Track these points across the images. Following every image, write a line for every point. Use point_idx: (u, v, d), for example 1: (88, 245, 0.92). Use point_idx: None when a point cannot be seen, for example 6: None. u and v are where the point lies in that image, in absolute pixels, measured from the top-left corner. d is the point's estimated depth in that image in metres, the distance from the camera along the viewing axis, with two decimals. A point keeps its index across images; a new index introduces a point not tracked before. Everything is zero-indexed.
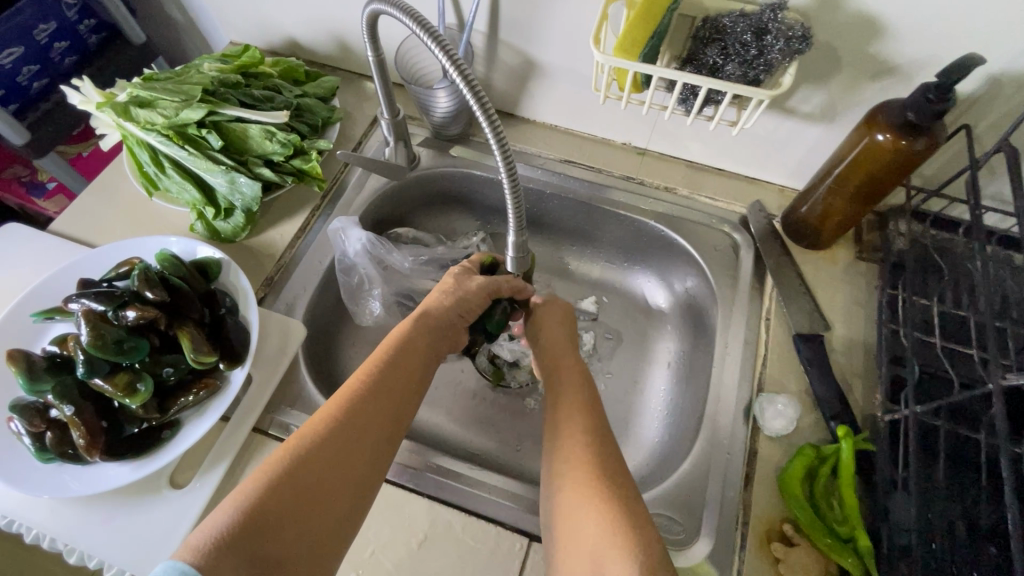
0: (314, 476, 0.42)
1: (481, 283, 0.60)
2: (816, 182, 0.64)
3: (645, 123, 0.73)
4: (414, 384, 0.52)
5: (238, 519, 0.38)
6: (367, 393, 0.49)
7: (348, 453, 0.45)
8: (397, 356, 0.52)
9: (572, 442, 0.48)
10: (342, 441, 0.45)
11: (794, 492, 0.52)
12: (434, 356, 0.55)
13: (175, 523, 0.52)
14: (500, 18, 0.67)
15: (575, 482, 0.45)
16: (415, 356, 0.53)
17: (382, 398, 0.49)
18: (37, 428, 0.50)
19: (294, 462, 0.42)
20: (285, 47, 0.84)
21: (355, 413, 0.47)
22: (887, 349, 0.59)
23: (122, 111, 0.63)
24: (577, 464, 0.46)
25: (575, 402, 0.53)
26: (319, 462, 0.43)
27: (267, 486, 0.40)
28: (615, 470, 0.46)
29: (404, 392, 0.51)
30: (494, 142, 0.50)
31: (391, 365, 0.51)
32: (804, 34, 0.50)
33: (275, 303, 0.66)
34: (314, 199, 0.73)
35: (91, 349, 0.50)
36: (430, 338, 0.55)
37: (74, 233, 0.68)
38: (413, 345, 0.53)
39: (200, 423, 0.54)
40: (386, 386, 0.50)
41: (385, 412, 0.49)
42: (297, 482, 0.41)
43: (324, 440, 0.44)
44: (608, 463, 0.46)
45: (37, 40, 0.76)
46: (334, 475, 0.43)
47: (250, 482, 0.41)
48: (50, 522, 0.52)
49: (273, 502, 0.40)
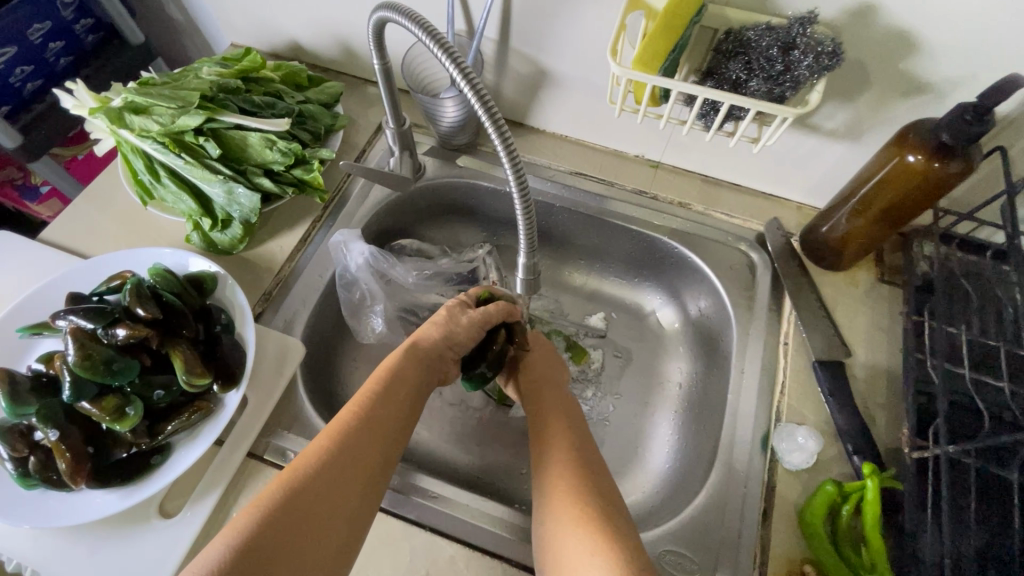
0: (309, 507, 0.40)
1: (471, 317, 0.57)
2: (839, 201, 0.62)
3: (661, 135, 0.70)
4: (406, 416, 0.50)
5: (230, 555, 0.36)
6: (360, 423, 0.47)
7: (343, 484, 0.43)
8: (389, 387, 0.50)
9: (562, 473, 0.47)
10: (338, 473, 0.43)
11: (816, 532, 0.50)
12: (425, 389, 0.54)
13: (164, 555, 0.49)
14: (512, 26, 0.64)
15: (568, 514, 0.44)
16: (407, 385, 0.52)
17: (376, 427, 0.47)
18: (19, 453, 0.47)
19: (289, 492, 0.40)
20: (287, 50, 0.81)
21: (351, 443, 0.45)
22: (913, 379, 0.56)
23: (116, 117, 0.60)
24: (571, 495, 0.45)
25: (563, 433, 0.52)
26: (314, 494, 0.41)
27: (261, 519, 0.38)
28: (612, 508, 0.45)
29: (397, 423, 0.49)
30: (503, 152, 0.47)
31: (385, 394, 0.49)
32: (835, 49, 0.47)
33: (273, 319, 0.63)
34: (316, 210, 0.70)
35: (78, 370, 0.47)
36: (421, 370, 0.54)
37: (64, 242, 0.66)
38: (403, 376, 0.52)
39: (192, 449, 0.51)
40: (379, 416, 0.48)
41: (379, 444, 0.47)
42: (291, 514, 0.39)
43: (320, 470, 0.42)
44: (604, 498, 0.46)
45: (31, 39, 0.74)
46: (328, 508, 0.41)
47: (242, 516, 0.38)
48: (31, 551, 0.49)
49: (265, 536, 0.38)
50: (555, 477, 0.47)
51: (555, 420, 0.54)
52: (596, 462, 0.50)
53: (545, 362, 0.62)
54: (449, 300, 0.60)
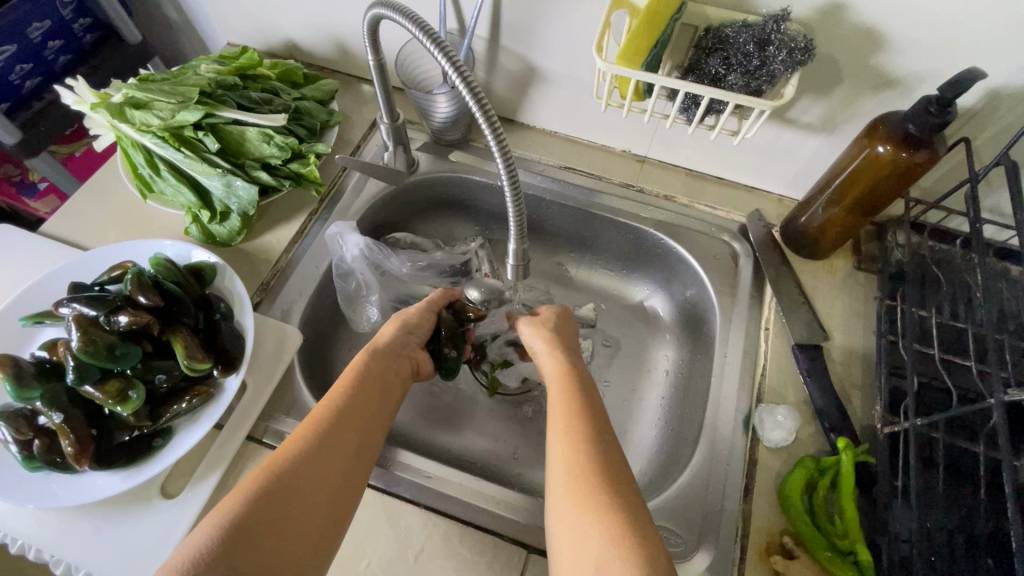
0: (292, 490, 0.42)
1: (418, 306, 0.64)
2: (817, 192, 0.64)
3: (646, 130, 0.73)
4: (383, 402, 0.52)
5: (220, 535, 0.38)
6: (339, 412, 0.49)
7: (325, 468, 0.44)
8: (362, 378, 0.53)
9: (565, 443, 0.46)
10: (321, 458, 0.45)
11: (794, 505, 0.52)
12: (398, 379, 0.56)
13: (165, 534, 0.51)
14: (502, 25, 0.67)
15: (570, 488, 0.43)
16: (380, 375, 0.54)
17: (353, 415, 0.49)
18: (24, 436, 0.49)
19: (271, 479, 0.42)
20: (283, 48, 0.83)
21: (330, 430, 0.47)
22: (887, 360, 0.59)
23: (117, 112, 0.61)
24: (573, 467, 0.44)
25: (565, 402, 0.51)
26: (297, 478, 0.43)
27: (246, 504, 0.40)
28: (618, 467, 0.45)
29: (375, 411, 0.51)
30: (494, 145, 0.48)
31: (358, 385, 0.52)
32: (806, 45, 0.50)
33: (271, 309, 0.65)
34: (312, 203, 0.72)
35: (82, 355, 0.49)
36: (389, 360, 0.56)
37: (65, 235, 0.67)
38: (373, 369, 0.54)
39: (193, 431, 0.53)
40: (357, 406, 0.50)
41: (359, 430, 0.49)
42: (275, 498, 0.41)
43: (300, 456, 0.44)
44: (610, 459, 0.45)
45: (31, 38, 0.75)
46: (313, 490, 0.43)
47: (228, 502, 0.40)
48: (36, 532, 0.51)
49: (250, 519, 0.39)
50: (557, 451, 0.46)
51: (557, 392, 0.53)
52: (604, 422, 0.49)
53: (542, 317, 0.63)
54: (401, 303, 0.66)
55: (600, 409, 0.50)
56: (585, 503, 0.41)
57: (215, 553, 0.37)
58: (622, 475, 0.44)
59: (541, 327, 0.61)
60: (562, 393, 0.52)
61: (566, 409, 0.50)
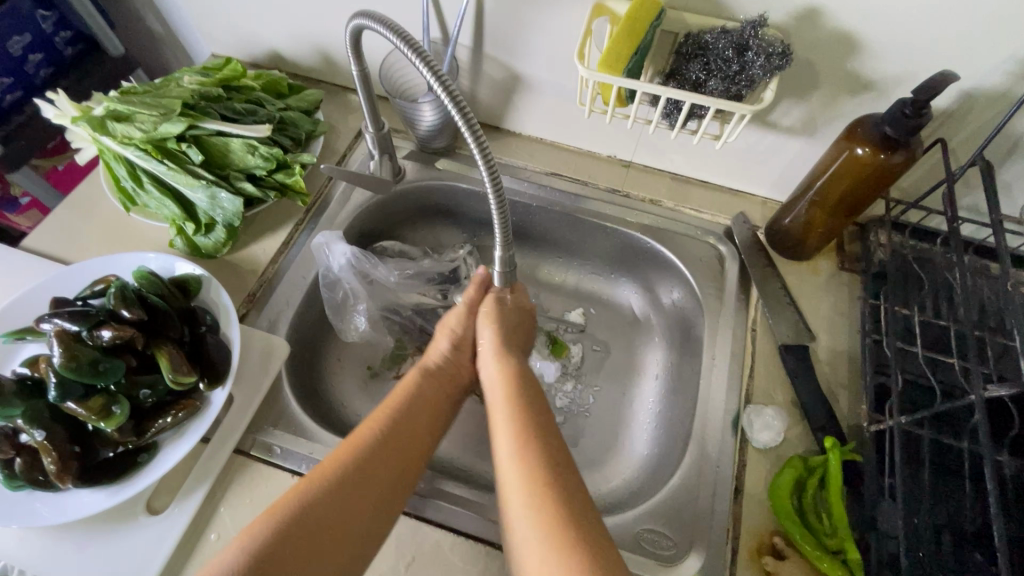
0: (318, 523, 0.42)
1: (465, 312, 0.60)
2: (799, 193, 0.65)
3: (630, 136, 0.73)
4: (428, 428, 0.52)
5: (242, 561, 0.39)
6: (377, 439, 0.48)
7: (358, 496, 0.45)
8: (407, 403, 0.52)
9: (524, 466, 0.44)
10: (351, 488, 0.45)
11: (783, 506, 0.52)
12: (446, 402, 0.55)
13: (150, 553, 0.50)
14: (486, 33, 0.67)
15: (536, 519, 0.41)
16: (426, 400, 0.54)
17: (395, 441, 0.49)
18: (5, 454, 0.48)
19: (300, 505, 0.42)
20: (268, 59, 0.83)
21: (368, 457, 0.47)
22: (872, 359, 0.60)
23: (98, 125, 0.61)
24: (533, 496, 0.42)
25: (518, 426, 0.48)
26: (330, 506, 0.43)
27: (271, 530, 0.41)
28: (580, 509, 0.42)
29: (419, 436, 0.51)
30: (478, 156, 0.48)
31: (403, 410, 0.51)
32: (783, 51, 0.51)
33: (257, 320, 0.64)
34: (298, 213, 0.72)
35: (64, 371, 0.48)
36: (438, 384, 0.56)
37: (47, 250, 0.66)
38: (423, 394, 0.54)
39: (178, 446, 0.52)
40: (399, 431, 0.50)
41: (399, 457, 0.48)
42: (301, 531, 0.41)
43: (335, 484, 0.44)
44: (572, 498, 0.42)
45: (11, 51, 0.75)
46: (345, 520, 0.43)
47: (255, 526, 0.41)
48: (18, 553, 0.50)
49: (274, 549, 0.40)
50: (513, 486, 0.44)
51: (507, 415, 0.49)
52: (566, 456, 0.46)
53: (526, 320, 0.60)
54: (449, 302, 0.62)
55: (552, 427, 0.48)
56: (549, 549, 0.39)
57: None
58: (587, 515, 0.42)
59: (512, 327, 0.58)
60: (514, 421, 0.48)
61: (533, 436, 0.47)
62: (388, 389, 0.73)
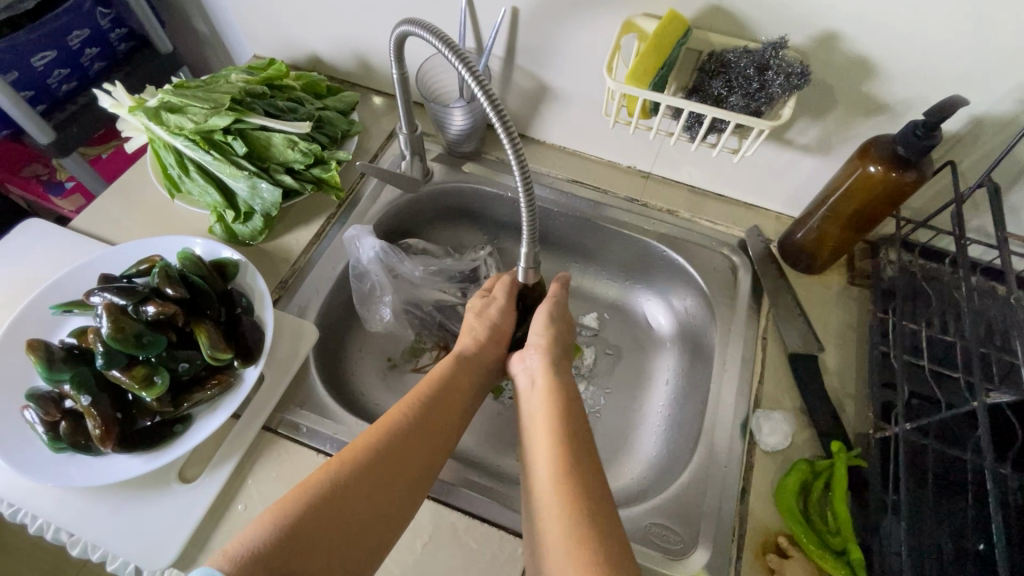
0: (342, 505, 0.43)
1: (503, 308, 0.64)
2: (812, 209, 0.68)
3: (651, 148, 0.77)
4: (456, 418, 0.54)
5: (274, 533, 0.40)
6: (409, 424, 0.50)
7: (387, 479, 0.46)
8: (438, 391, 0.54)
9: (551, 457, 0.47)
10: (381, 469, 0.46)
11: (788, 506, 0.54)
12: (474, 394, 0.58)
13: (181, 519, 0.52)
14: (519, 45, 0.71)
15: (560, 503, 0.43)
16: (456, 390, 0.56)
17: (424, 428, 0.51)
18: (51, 417, 0.52)
19: (333, 482, 0.44)
20: (307, 62, 0.87)
21: (397, 443, 0.49)
22: (879, 371, 0.62)
23: (153, 115, 0.66)
24: (559, 483, 0.45)
25: (550, 423, 0.50)
26: (359, 485, 0.45)
27: (303, 507, 0.42)
28: (601, 503, 0.44)
29: (447, 426, 0.53)
30: (512, 157, 0.51)
31: (434, 398, 0.54)
32: (803, 71, 0.54)
33: (288, 305, 0.67)
34: (330, 207, 0.75)
35: (111, 341, 0.52)
36: (470, 375, 0.58)
37: (94, 230, 0.70)
38: (454, 383, 0.56)
39: (212, 419, 0.55)
40: (429, 418, 0.52)
41: (426, 445, 0.50)
42: (324, 514, 0.42)
43: (365, 465, 0.46)
44: (594, 488, 0.45)
45: (70, 44, 0.79)
46: (374, 500, 0.45)
47: (287, 501, 0.42)
48: (55, 512, 0.53)
49: (307, 524, 0.41)
50: (539, 472, 0.47)
51: (540, 408, 0.52)
52: (589, 449, 0.49)
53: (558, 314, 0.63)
54: (475, 297, 0.66)
55: (579, 421, 0.51)
56: (570, 534, 0.41)
57: (270, 552, 0.39)
58: (607, 507, 0.44)
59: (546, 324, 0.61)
60: (545, 413, 0.51)
61: (557, 430, 0.49)
62: (406, 380, 0.76)
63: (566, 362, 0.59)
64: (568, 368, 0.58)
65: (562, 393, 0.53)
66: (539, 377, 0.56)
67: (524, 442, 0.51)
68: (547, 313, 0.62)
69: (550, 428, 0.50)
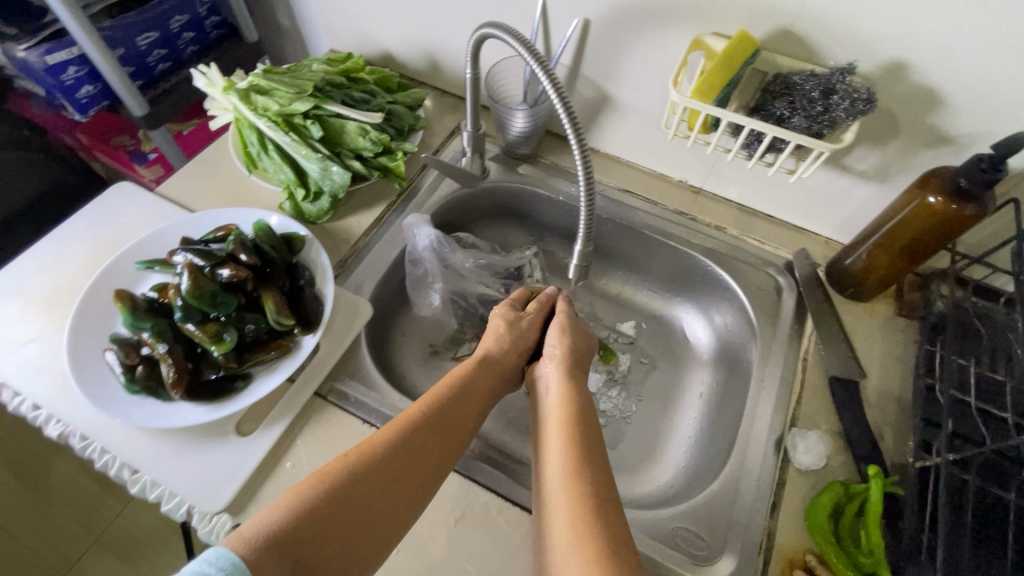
0: (354, 498, 0.44)
1: (530, 320, 0.66)
2: (864, 236, 0.68)
3: (704, 164, 0.78)
4: (472, 421, 0.55)
5: (289, 517, 0.41)
6: (427, 422, 0.51)
7: (401, 476, 0.47)
8: (458, 392, 0.55)
9: (566, 463, 0.48)
10: (398, 463, 0.48)
11: (819, 525, 0.54)
12: (491, 398, 0.59)
13: (234, 469, 0.56)
14: (586, 56, 0.74)
15: (570, 507, 0.44)
16: (475, 393, 0.57)
17: (441, 427, 0.52)
18: (131, 361, 0.57)
19: (348, 473, 0.45)
20: (379, 59, 0.92)
21: (414, 439, 0.50)
22: (923, 403, 0.61)
23: (243, 96, 0.71)
24: (570, 488, 0.45)
25: (566, 430, 0.51)
26: (373, 480, 0.46)
27: (319, 494, 0.43)
28: (612, 511, 0.44)
29: (463, 429, 0.54)
30: (577, 152, 0.54)
31: (453, 399, 0.54)
32: (868, 97, 0.55)
33: (345, 283, 0.71)
34: (391, 196, 0.79)
35: (188, 297, 0.56)
36: (490, 379, 0.59)
37: (176, 198, 0.76)
38: (474, 386, 0.57)
39: (269, 379, 0.59)
40: (447, 418, 0.53)
41: (441, 445, 0.51)
42: (337, 504, 0.43)
43: (381, 459, 0.47)
44: (605, 496, 0.45)
45: (171, 28, 0.86)
46: (386, 496, 0.46)
47: (303, 486, 0.43)
48: (123, 450, 0.57)
49: (320, 513, 0.42)
50: (552, 476, 0.47)
51: (557, 416, 0.53)
52: (603, 459, 0.49)
53: (578, 327, 0.65)
54: (500, 306, 0.68)
55: (595, 430, 0.52)
56: (577, 537, 0.42)
57: (283, 535, 0.40)
58: (617, 514, 0.44)
59: (567, 337, 0.63)
60: (560, 420, 0.53)
61: (572, 437, 0.50)
62: (446, 367, 0.79)
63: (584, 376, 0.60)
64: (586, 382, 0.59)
65: (581, 404, 0.54)
66: (556, 387, 0.57)
67: (539, 448, 0.52)
68: (568, 326, 0.64)
69: (566, 435, 0.51)
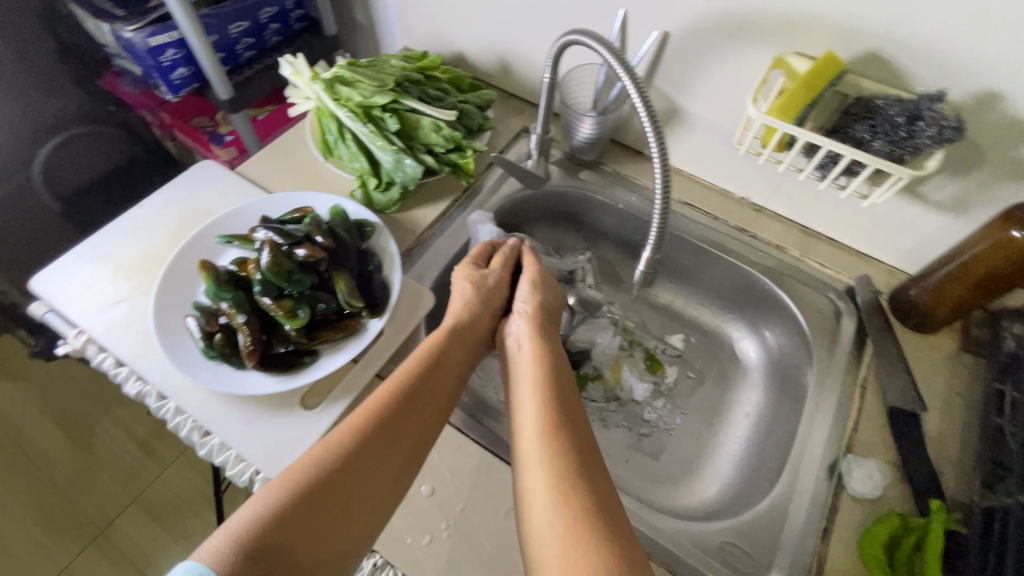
0: (332, 486, 0.45)
1: (497, 278, 0.66)
2: (937, 265, 0.67)
3: (769, 182, 0.78)
4: (444, 396, 0.56)
5: (268, 515, 0.42)
6: (398, 405, 0.52)
7: (377, 462, 0.48)
8: (426, 371, 0.56)
9: (541, 419, 0.49)
10: (373, 451, 0.48)
11: (874, 554, 0.53)
12: (463, 369, 0.60)
13: (298, 440, 0.58)
14: (660, 67, 0.74)
15: (545, 461, 0.45)
16: (443, 368, 0.57)
17: (414, 409, 0.53)
18: (210, 328, 0.60)
19: (323, 466, 0.46)
20: (451, 59, 0.95)
21: (387, 424, 0.50)
22: (988, 442, 0.60)
23: (328, 87, 0.75)
24: (543, 441, 0.47)
25: (538, 387, 0.52)
26: (350, 472, 0.47)
27: (297, 488, 0.44)
28: (589, 462, 0.46)
29: (436, 407, 0.54)
30: (655, 155, 0.55)
31: (420, 378, 0.55)
32: (958, 125, 0.53)
33: (408, 271, 0.73)
34: (455, 192, 0.81)
35: (268, 272, 0.59)
36: (459, 348, 0.60)
37: (253, 178, 0.80)
38: (444, 361, 0.58)
39: (336, 358, 0.61)
40: (417, 399, 0.53)
41: (415, 428, 0.52)
42: (315, 497, 0.44)
43: (356, 450, 0.48)
44: (581, 447, 0.47)
45: (260, 18, 0.90)
46: (365, 482, 0.47)
47: (280, 482, 0.45)
48: (192, 413, 0.60)
49: (298, 508, 0.43)
50: (525, 433, 0.49)
51: (530, 372, 0.55)
52: (575, 412, 0.51)
53: (543, 282, 0.66)
54: (464, 263, 0.67)
55: (566, 386, 0.54)
56: (554, 489, 0.44)
57: (263, 532, 0.42)
58: (592, 462, 0.47)
59: (535, 296, 0.64)
60: (532, 379, 0.54)
61: (543, 395, 0.51)
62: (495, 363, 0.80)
63: (552, 333, 0.61)
64: (555, 339, 0.61)
65: (549, 360, 0.56)
66: (529, 345, 0.58)
67: (512, 407, 0.53)
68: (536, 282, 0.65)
69: (535, 393, 0.52)
